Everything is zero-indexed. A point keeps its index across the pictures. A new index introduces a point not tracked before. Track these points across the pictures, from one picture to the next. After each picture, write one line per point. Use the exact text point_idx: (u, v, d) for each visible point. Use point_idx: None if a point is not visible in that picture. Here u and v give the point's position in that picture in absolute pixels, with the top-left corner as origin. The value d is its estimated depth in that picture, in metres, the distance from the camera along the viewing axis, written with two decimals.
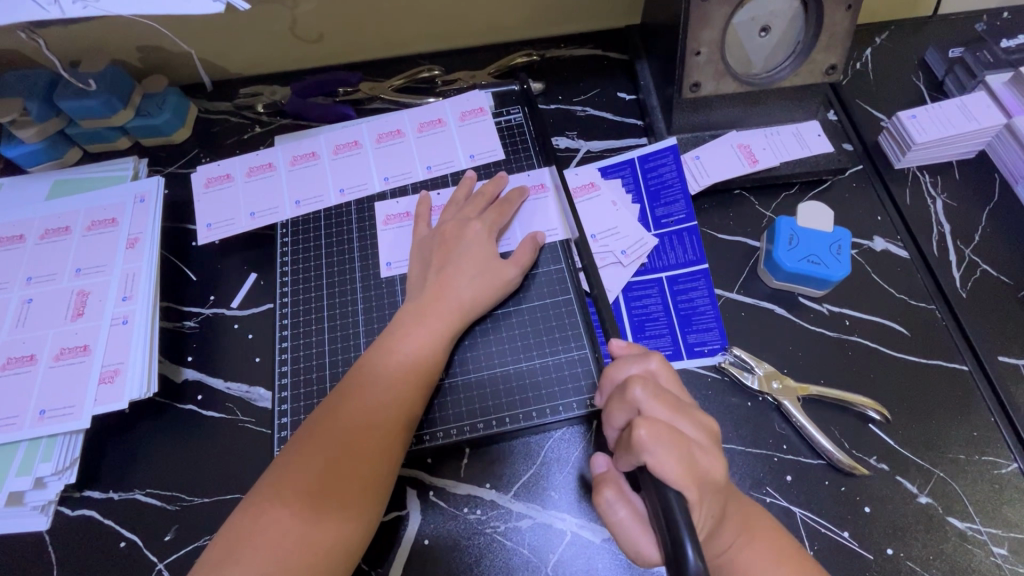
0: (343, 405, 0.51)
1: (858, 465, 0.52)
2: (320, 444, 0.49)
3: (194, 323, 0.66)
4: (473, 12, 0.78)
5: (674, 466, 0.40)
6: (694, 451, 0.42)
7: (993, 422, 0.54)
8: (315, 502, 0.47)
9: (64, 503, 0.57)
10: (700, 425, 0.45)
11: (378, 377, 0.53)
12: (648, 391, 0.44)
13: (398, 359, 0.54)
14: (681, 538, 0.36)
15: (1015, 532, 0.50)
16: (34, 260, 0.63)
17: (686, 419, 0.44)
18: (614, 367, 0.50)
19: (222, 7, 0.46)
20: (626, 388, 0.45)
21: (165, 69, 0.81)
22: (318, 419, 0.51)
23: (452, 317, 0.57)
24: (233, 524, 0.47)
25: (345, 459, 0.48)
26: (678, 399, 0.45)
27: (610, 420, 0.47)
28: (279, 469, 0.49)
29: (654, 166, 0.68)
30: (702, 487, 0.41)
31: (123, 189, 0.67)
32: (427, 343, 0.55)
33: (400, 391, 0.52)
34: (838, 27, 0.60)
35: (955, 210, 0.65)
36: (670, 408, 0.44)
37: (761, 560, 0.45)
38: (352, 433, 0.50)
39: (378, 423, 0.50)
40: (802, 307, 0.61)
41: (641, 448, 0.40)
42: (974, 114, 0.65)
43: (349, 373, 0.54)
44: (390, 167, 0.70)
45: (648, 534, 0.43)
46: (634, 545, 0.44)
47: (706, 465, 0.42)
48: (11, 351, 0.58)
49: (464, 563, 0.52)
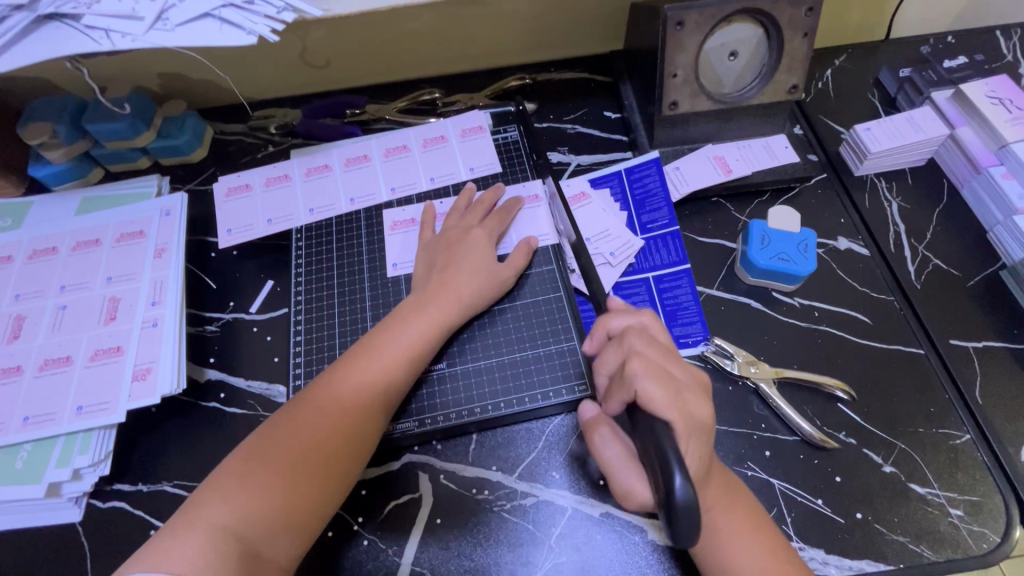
0: (303, 418, 0.54)
1: (828, 440, 0.58)
2: (305, 432, 0.53)
3: (215, 327, 0.71)
4: (471, 40, 0.85)
5: (664, 397, 0.45)
6: (684, 391, 0.47)
7: (948, 399, 0.60)
8: (293, 481, 0.51)
9: (96, 496, 0.61)
10: (690, 374, 0.50)
11: (341, 390, 0.56)
12: (643, 339, 0.50)
13: (365, 377, 0.57)
14: (669, 457, 0.41)
15: (969, 495, 0.56)
16: (66, 270, 0.68)
17: (676, 362, 0.50)
18: (608, 316, 0.55)
19: (253, 38, 0.53)
20: (623, 337, 0.51)
21: (184, 94, 0.87)
22: (276, 428, 0.54)
23: (421, 333, 0.60)
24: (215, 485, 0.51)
25: (291, 472, 0.51)
26: (669, 348, 0.51)
27: (602, 365, 0.52)
28: (228, 470, 0.51)
29: (639, 176, 0.75)
30: (692, 426, 0.45)
31: (149, 204, 0.73)
32: (395, 361, 0.58)
33: (359, 411, 0.55)
34: (797, 52, 0.67)
35: (909, 211, 0.72)
36: (661, 354, 0.50)
37: (737, 529, 0.50)
38: (306, 445, 0.53)
39: (354, 421, 0.55)
40: (775, 301, 0.67)
41: (633, 380, 0.46)
42: (922, 126, 0.73)
43: (311, 388, 0.57)
44: (396, 178, 0.76)
45: (633, 471, 0.49)
46: (623, 484, 0.50)
47: (694, 406, 0.47)
48: (48, 353, 0.63)
49: (475, 538, 0.57)
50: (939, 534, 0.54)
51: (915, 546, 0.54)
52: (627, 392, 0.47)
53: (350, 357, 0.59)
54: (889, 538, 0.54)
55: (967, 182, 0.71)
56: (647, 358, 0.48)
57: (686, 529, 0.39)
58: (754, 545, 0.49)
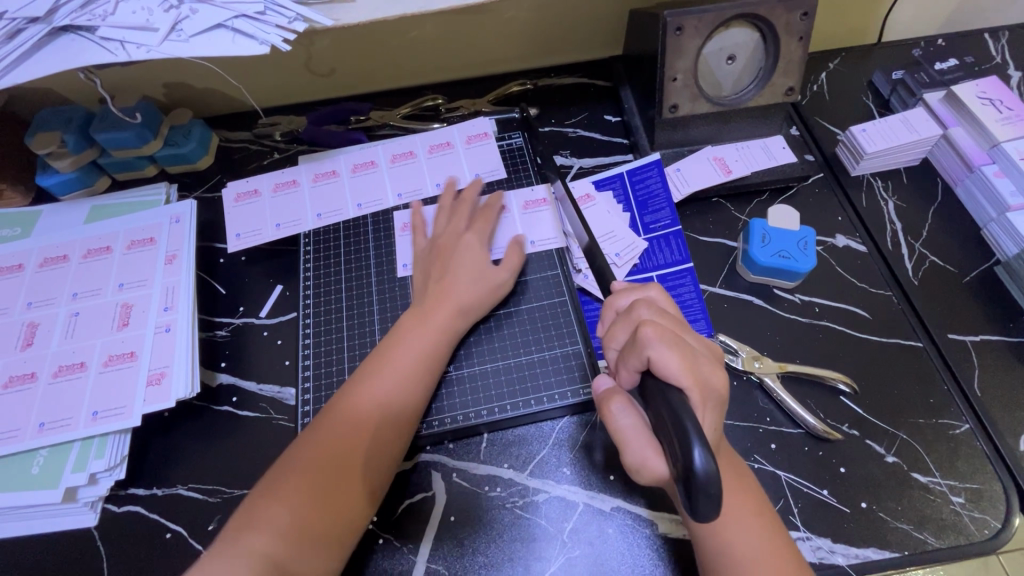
0: (324, 435, 0.55)
1: (832, 431, 0.59)
2: (330, 441, 0.55)
3: (226, 332, 0.71)
4: (473, 47, 0.87)
5: (678, 362, 0.45)
6: (696, 358, 0.47)
7: (947, 390, 0.62)
8: (324, 490, 0.53)
9: (111, 501, 0.61)
10: (700, 341, 0.51)
11: (359, 405, 0.57)
12: (653, 310, 0.51)
13: (380, 390, 0.58)
14: (685, 421, 0.41)
15: (970, 483, 0.57)
16: (78, 277, 0.69)
17: (687, 334, 0.51)
18: (615, 296, 0.57)
19: (266, 48, 0.54)
20: (635, 307, 0.52)
21: (189, 103, 0.88)
22: (300, 449, 0.55)
23: (430, 340, 0.62)
24: (251, 503, 0.53)
25: (320, 490, 0.53)
26: (678, 319, 0.52)
27: (612, 339, 0.53)
28: (265, 487, 0.54)
29: (641, 178, 0.76)
30: (705, 392, 0.46)
31: (159, 211, 0.74)
32: (405, 376, 0.59)
33: (379, 424, 0.56)
34: (793, 55, 0.69)
35: (904, 209, 0.74)
36: (672, 323, 0.51)
37: (741, 510, 0.50)
38: (330, 462, 0.54)
39: (375, 427, 0.56)
40: (777, 297, 0.69)
41: (646, 342, 0.47)
42: (915, 126, 0.75)
43: (327, 408, 0.58)
44: (402, 184, 0.77)
45: (650, 442, 0.47)
46: (642, 456, 0.47)
47: (707, 372, 0.47)
48: (62, 360, 0.63)
49: (488, 534, 0.58)
50: (942, 522, 0.55)
51: (920, 533, 0.55)
52: (639, 357, 0.47)
53: (363, 371, 0.60)
54: (894, 526, 0.56)
55: (961, 181, 0.74)
56: (660, 325, 0.48)
57: (707, 504, 0.39)
58: (752, 525, 0.50)
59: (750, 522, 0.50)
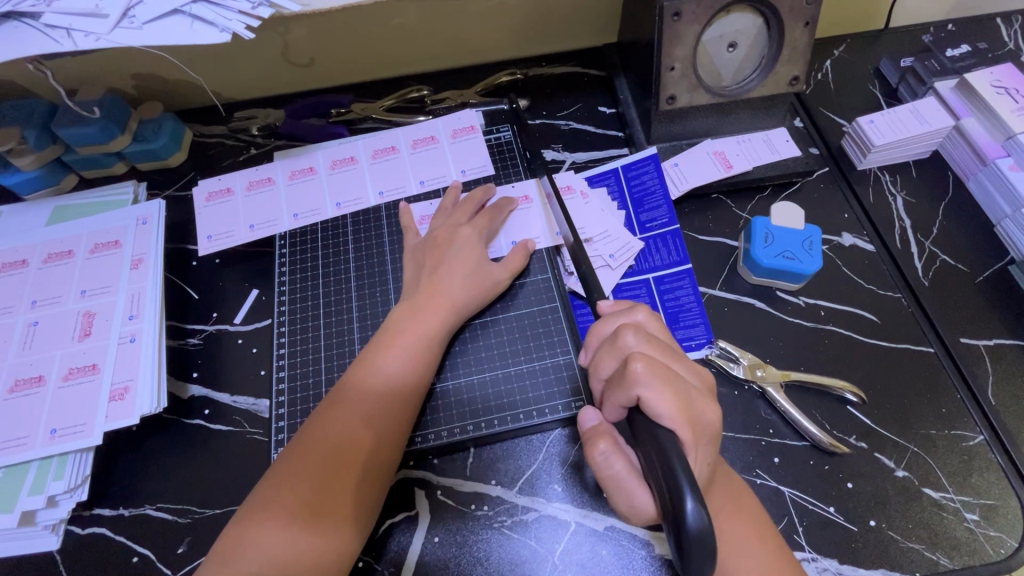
0: (311, 448, 0.51)
1: (838, 444, 0.56)
2: (315, 456, 0.51)
3: (198, 340, 0.67)
4: (459, 35, 0.82)
5: (669, 401, 0.42)
6: (688, 393, 0.44)
7: (960, 399, 0.59)
8: (311, 508, 0.49)
9: (74, 522, 0.57)
10: (690, 370, 0.47)
11: (346, 415, 0.53)
12: (640, 337, 0.48)
13: (369, 398, 0.54)
14: (676, 465, 0.38)
15: (984, 498, 0.54)
16: (37, 284, 0.65)
17: (678, 364, 0.47)
18: (599, 323, 0.52)
19: (227, 36, 0.50)
20: (621, 333, 0.48)
21: (161, 96, 0.83)
22: (285, 464, 0.51)
23: (418, 349, 0.57)
24: (235, 526, 0.49)
25: (311, 508, 0.49)
26: (668, 345, 0.48)
27: (598, 370, 0.49)
28: (251, 507, 0.50)
29: (637, 174, 0.72)
30: (696, 430, 0.43)
31: (124, 212, 0.70)
32: (387, 389, 0.55)
33: (371, 433, 0.53)
34: (798, 42, 0.65)
35: (914, 205, 0.70)
36: (662, 352, 0.47)
37: (744, 537, 0.47)
38: (321, 477, 0.50)
39: (364, 440, 0.52)
40: (780, 300, 0.65)
41: (636, 380, 0.43)
42: (926, 118, 0.71)
43: (312, 418, 0.54)
44: (384, 181, 0.73)
45: (644, 486, 0.43)
46: (629, 498, 0.44)
47: (699, 408, 0.44)
48: (19, 374, 0.59)
49: (474, 557, 0.54)
50: (955, 540, 0.52)
51: (932, 553, 0.52)
52: (628, 394, 0.43)
53: (348, 380, 0.56)
54: (905, 546, 0.52)
55: (973, 175, 0.70)
56: (651, 358, 0.45)
57: (699, 559, 0.36)
58: (751, 550, 0.47)
59: (751, 548, 0.47)
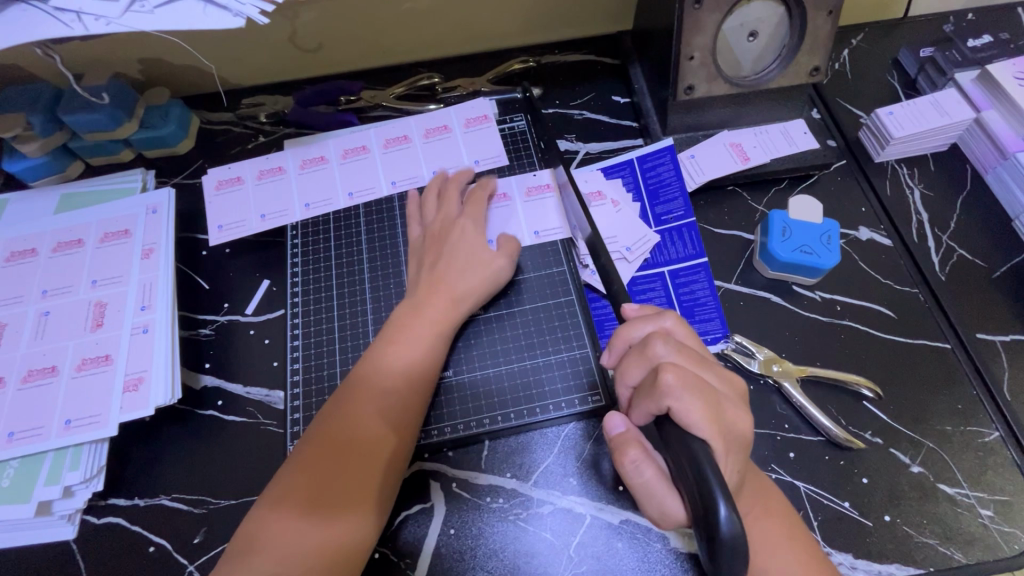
0: (325, 446, 0.52)
1: (854, 439, 0.56)
2: (335, 440, 0.52)
3: (210, 331, 0.67)
4: (471, 20, 0.81)
5: (701, 412, 0.41)
6: (720, 403, 0.43)
7: (976, 395, 0.58)
8: (330, 489, 0.50)
9: (90, 512, 0.57)
10: (716, 379, 0.46)
11: (364, 409, 0.53)
12: (670, 346, 0.46)
13: (380, 395, 0.54)
14: (714, 491, 0.36)
15: (999, 494, 0.54)
16: (47, 273, 0.64)
17: (707, 372, 0.46)
18: (628, 326, 0.50)
19: (241, 21, 0.47)
20: (648, 343, 0.47)
21: (167, 81, 0.82)
22: (298, 460, 0.52)
23: (430, 338, 0.58)
24: (261, 508, 0.50)
25: (330, 493, 0.50)
26: (699, 355, 0.47)
27: (624, 376, 0.48)
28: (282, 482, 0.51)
29: (652, 165, 0.71)
30: (727, 439, 0.42)
31: (134, 200, 0.69)
32: (404, 378, 0.56)
33: (386, 425, 0.53)
34: (820, 31, 0.64)
35: (932, 199, 0.69)
36: (692, 361, 0.46)
37: (774, 538, 0.47)
38: (336, 473, 0.51)
39: (381, 422, 0.53)
40: (796, 294, 0.65)
41: (667, 391, 0.42)
42: (946, 110, 0.70)
43: (335, 404, 0.55)
44: (397, 171, 0.72)
45: (673, 493, 0.43)
46: (660, 505, 0.43)
47: (731, 418, 0.43)
48: (32, 364, 0.59)
49: (488, 550, 0.54)
50: (969, 536, 0.53)
51: (945, 548, 0.52)
52: (656, 407, 0.43)
53: (359, 374, 0.56)
54: (919, 541, 0.53)
55: (992, 168, 0.69)
56: (682, 369, 0.44)
57: (732, 567, 0.36)
58: (787, 556, 0.46)
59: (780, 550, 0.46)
